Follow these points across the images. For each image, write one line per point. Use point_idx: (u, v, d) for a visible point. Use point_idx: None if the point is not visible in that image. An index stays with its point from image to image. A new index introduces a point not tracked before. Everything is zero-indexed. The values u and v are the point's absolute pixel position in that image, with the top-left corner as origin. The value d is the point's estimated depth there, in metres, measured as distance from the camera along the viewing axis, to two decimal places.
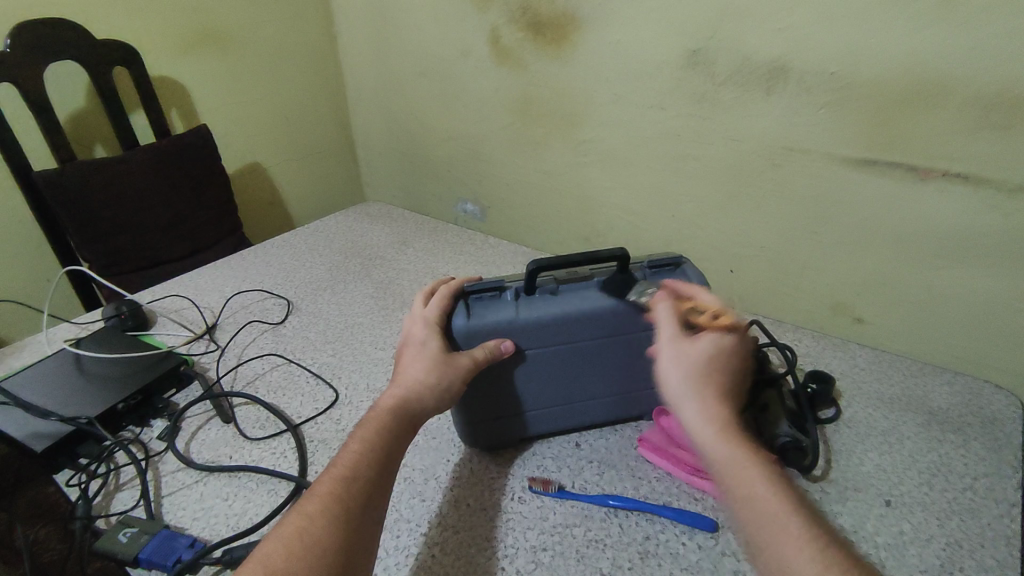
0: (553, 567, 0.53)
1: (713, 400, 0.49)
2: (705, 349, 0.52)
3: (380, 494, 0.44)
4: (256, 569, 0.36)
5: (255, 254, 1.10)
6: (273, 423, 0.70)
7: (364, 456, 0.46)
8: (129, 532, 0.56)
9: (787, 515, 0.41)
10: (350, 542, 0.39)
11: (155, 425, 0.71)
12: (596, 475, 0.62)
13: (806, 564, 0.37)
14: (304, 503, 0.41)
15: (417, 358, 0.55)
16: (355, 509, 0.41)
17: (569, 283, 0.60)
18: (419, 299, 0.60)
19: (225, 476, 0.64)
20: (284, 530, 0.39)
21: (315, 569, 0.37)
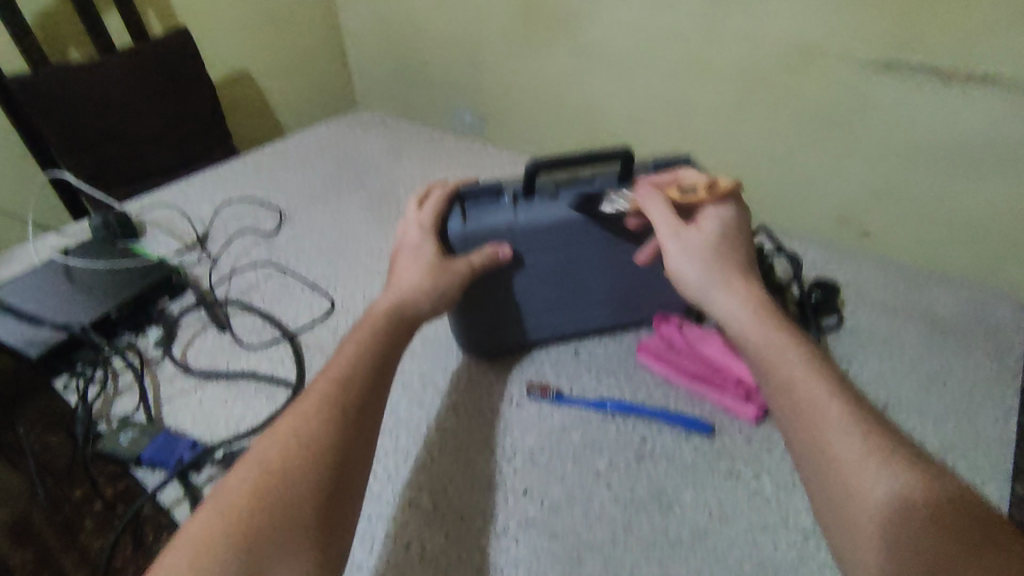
0: (551, 468, 0.53)
1: (736, 283, 0.51)
2: (706, 236, 0.53)
3: (377, 396, 0.43)
4: (251, 469, 0.36)
5: (244, 163, 1.05)
6: (270, 332, 0.70)
7: (360, 359, 0.45)
8: (129, 435, 0.56)
9: (824, 397, 0.42)
10: (347, 443, 0.39)
11: (150, 332, 0.70)
12: (595, 381, 0.61)
13: (843, 442, 0.39)
14: (299, 406, 0.40)
15: (413, 262, 0.54)
16: (352, 411, 0.40)
17: (570, 187, 0.57)
18: (412, 202, 0.58)
19: (223, 382, 0.64)
20: (280, 431, 0.38)
21: (315, 469, 0.36)
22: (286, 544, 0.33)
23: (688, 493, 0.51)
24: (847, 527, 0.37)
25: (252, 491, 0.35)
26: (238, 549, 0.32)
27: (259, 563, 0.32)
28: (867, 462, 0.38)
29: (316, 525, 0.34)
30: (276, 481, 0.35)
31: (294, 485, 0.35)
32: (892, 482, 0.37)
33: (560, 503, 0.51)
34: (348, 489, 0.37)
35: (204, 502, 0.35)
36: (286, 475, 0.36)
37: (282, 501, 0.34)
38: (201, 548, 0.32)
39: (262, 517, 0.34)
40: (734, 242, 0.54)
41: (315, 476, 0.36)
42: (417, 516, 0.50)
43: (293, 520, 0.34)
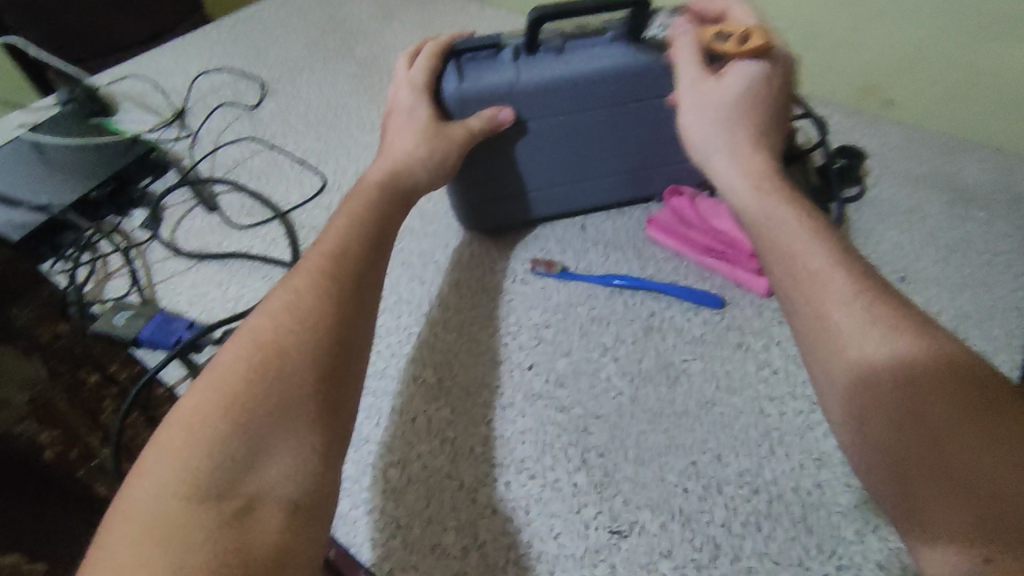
0: (556, 343, 0.52)
1: (743, 146, 0.47)
2: (734, 87, 0.47)
3: (374, 270, 0.41)
4: (246, 343, 0.34)
5: (218, 31, 0.96)
6: (261, 211, 0.66)
7: (354, 231, 0.42)
8: (124, 315, 0.55)
9: (824, 266, 0.39)
10: (347, 315, 0.37)
11: (135, 214, 0.67)
12: (601, 257, 0.59)
13: (850, 315, 0.37)
14: (293, 280, 0.38)
15: (407, 127, 0.50)
16: (349, 284, 0.38)
17: (577, 40, 0.51)
18: (403, 61, 0.52)
19: (216, 263, 0.61)
20: (274, 304, 0.36)
21: (310, 343, 0.34)
22: (290, 415, 0.32)
23: (696, 365, 0.50)
24: (846, 396, 0.36)
25: (248, 363, 0.33)
26: (240, 420, 0.31)
27: (263, 434, 0.31)
28: (869, 333, 0.36)
29: (319, 398, 0.33)
30: (273, 354, 0.33)
31: (292, 357, 0.33)
32: (893, 353, 0.35)
33: (566, 376, 0.50)
34: (350, 362, 0.36)
35: (201, 376, 0.33)
36: (284, 347, 0.34)
37: (283, 373, 0.33)
38: (200, 421, 0.31)
39: (262, 388, 0.32)
40: (771, 98, 0.48)
41: (315, 348, 0.34)
42: (422, 390, 0.50)
43: (295, 392, 0.33)
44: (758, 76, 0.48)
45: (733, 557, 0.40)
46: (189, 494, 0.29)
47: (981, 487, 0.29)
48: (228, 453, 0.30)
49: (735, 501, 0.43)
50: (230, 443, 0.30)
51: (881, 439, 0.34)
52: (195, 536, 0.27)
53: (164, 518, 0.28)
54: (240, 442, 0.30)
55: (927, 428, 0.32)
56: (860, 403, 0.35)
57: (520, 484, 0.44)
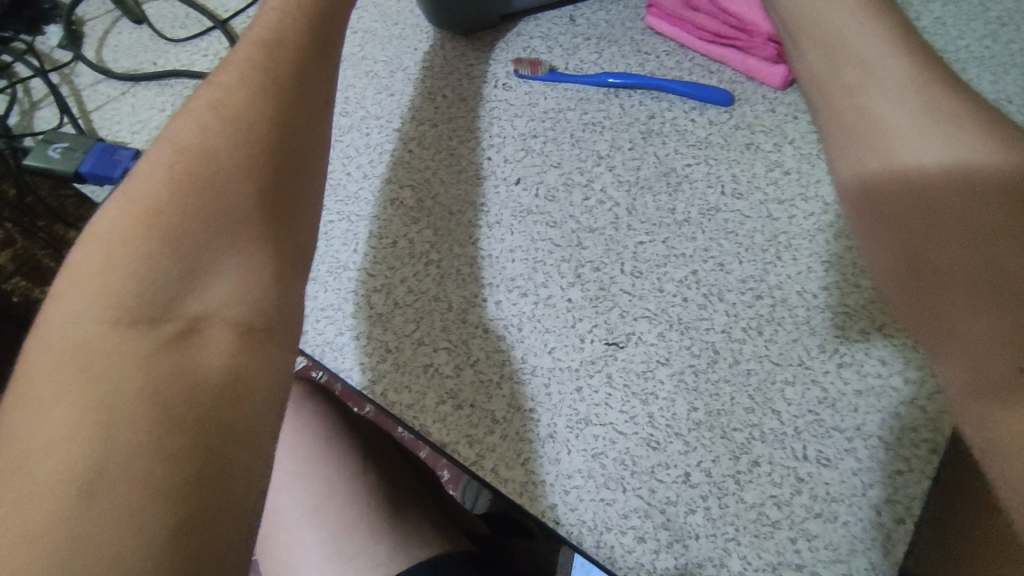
0: (545, 153, 0.47)
1: None
2: None
3: (319, 68, 0.35)
4: (167, 149, 0.30)
5: None
6: (196, 21, 0.57)
7: (295, 19, 0.35)
8: (59, 147, 0.49)
9: (870, 44, 0.33)
10: (287, 121, 0.32)
11: (51, 33, 0.58)
12: (595, 55, 0.51)
13: (885, 97, 0.32)
14: (219, 75, 0.32)
15: None
16: (288, 82, 0.32)
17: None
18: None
19: (155, 86, 0.54)
20: (197, 105, 0.31)
21: (245, 151, 0.30)
22: (226, 232, 0.29)
23: (699, 171, 0.46)
24: (862, 191, 0.32)
25: (170, 172, 0.29)
26: (169, 238, 0.28)
27: (196, 253, 0.28)
28: (908, 118, 0.30)
29: (260, 216, 0.30)
30: (197, 163, 0.29)
31: (222, 165, 0.29)
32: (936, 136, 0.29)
33: (556, 190, 0.46)
34: (295, 175, 0.32)
35: (120, 184, 0.29)
36: (211, 154, 0.29)
37: (212, 184, 0.29)
38: (114, 237, 0.27)
39: (189, 202, 0.28)
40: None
41: (250, 156, 0.30)
42: (401, 212, 0.46)
43: (228, 207, 0.29)
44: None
45: (732, 361, 0.39)
46: (116, 315, 0.26)
47: (984, 268, 0.27)
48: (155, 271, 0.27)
49: (735, 308, 0.41)
50: (157, 260, 0.27)
51: (893, 229, 0.30)
52: (128, 357, 0.26)
53: (84, 342, 0.26)
54: (168, 259, 0.27)
55: (953, 218, 0.28)
56: (880, 198, 0.31)
57: (510, 300, 0.42)
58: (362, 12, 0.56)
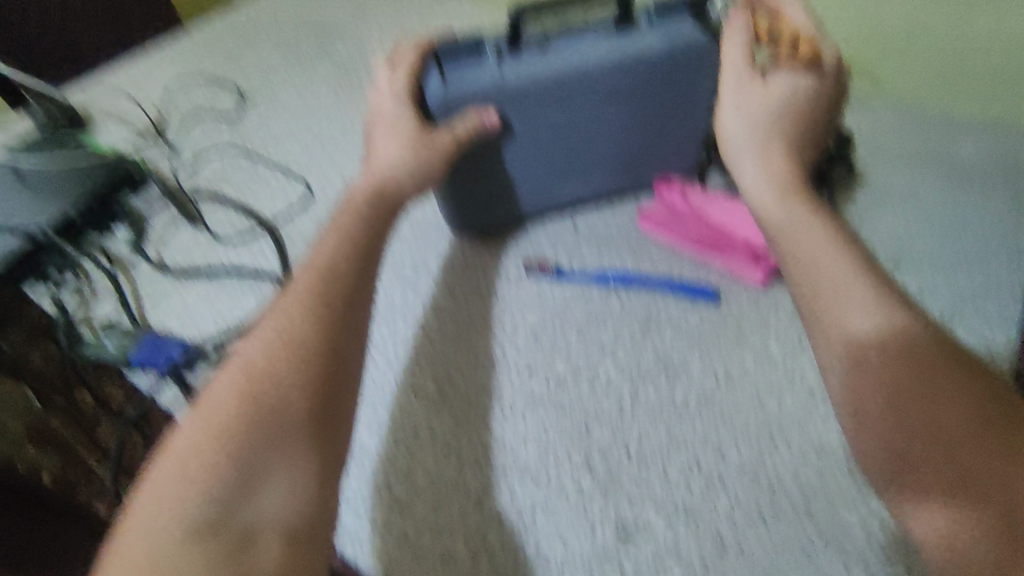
0: (554, 345, 0.52)
1: (775, 147, 0.43)
2: (781, 91, 0.44)
3: (365, 291, 0.41)
4: (234, 373, 0.34)
5: (192, 38, 0.93)
6: (246, 223, 0.65)
7: (345, 255, 0.42)
8: (113, 335, 0.54)
9: (831, 260, 0.37)
10: (338, 342, 0.37)
11: (118, 231, 0.65)
12: (595, 255, 0.58)
13: (855, 308, 0.35)
14: (282, 307, 0.38)
15: (391, 135, 0.49)
16: (340, 309, 0.39)
17: (559, 37, 0.50)
18: (380, 66, 0.51)
19: (205, 281, 0.60)
20: (263, 333, 0.36)
21: (301, 372, 0.35)
22: (281, 443, 0.32)
23: (696, 361, 0.50)
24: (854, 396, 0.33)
25: (237, 396, 0.33)
26: (235, 451, 0.31)
27: (253, 466, 0.31)
28: (876, 327, 0.34)
29: (310, 427, 0.33)
30: (262, 384, 0.34)
31: (283, 387, 0.34)
32: (904, 348, 0.32)
33: (566, 379, 0.50)
34: (341, 387, 0.36)
35: (193, 407, 0.34)
36: (274, 377, 0.34)
37: (273, 403, 0.33)
38: (184, 459, 0.30)
39: (251, 419, 0.32)
40: (829, 100, 0.45)
41: (307, 376, 0.35)
42: (423, 400, 0.50)
43: (287, 423, 0.33)
44: (805, 86, 0.45)
45: (739, 552, 0.40)
46: (178, 531, 0.29)
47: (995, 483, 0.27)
48: (218, 488, 0.30)
49: (738, 495, 0.43)
50: (221, 474, 0.30)
51: (890, 434, 0.31)
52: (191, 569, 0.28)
53: (154, 558, 0.28)
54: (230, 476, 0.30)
55: (946, 440, 0.29)
56: (871, 406, 0.32)
57: (523, 488, 0.44)
58: None
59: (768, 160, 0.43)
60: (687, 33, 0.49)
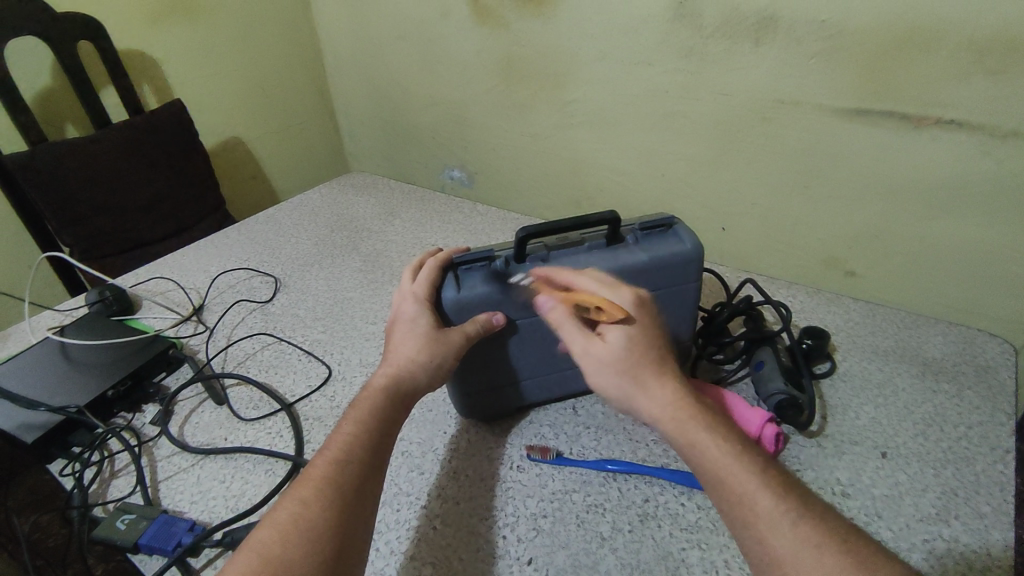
0: (555, 533, 0.53)
1: (653, 387, 0.50)
2: (618, 342, 0.52)
3: (373, 476, 0.45)
4: (247, 556, 0.38)
5: (239, 233, 1.07)
6: (267, 403, 0.70)
7: (356, 440, 0.46)
8: (127, 518, 0.56)
9: (752, 489, 0.41)
10: (344, 523, 0.40)
11: (147, 410, 0.70)
12: (594, 441, 0.62)
13: (780, 536, 0.39)
14: (296, 491, 0.41)
15: (409, 336, 0.54)
16: (350, 491, 0.42)
17: (558, 252, 0.58)
18: (404, 274, 0.59)
19: (221, 459, 0.63)
20: (279, 517, 0.40)
21: (311, 559, 0.37)
22: None
23: (695, 555, 0.51)
24: None
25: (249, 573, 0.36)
26: None
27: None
28: (802, 555, 0.38)
29: None
30: (273, 563, 0.37)
31: (293, 564, 0.37)
32: (803, 545, 0.38)
33: (566, 571, 0.50)
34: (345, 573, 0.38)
35: None
36: (285, 556, 0.37)
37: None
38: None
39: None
40: (646, 327, 0.53)
41: (315, 555, 0.38)
42: None
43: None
44: (632, 334, 0.53)
45: None
46: None
47: None
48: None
49: None
50: None
51: None
52: None
53: None
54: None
55: None
56: None
57: None
58: None
59: (656, 400, 0.49)
60: (671, 247, 0.58)
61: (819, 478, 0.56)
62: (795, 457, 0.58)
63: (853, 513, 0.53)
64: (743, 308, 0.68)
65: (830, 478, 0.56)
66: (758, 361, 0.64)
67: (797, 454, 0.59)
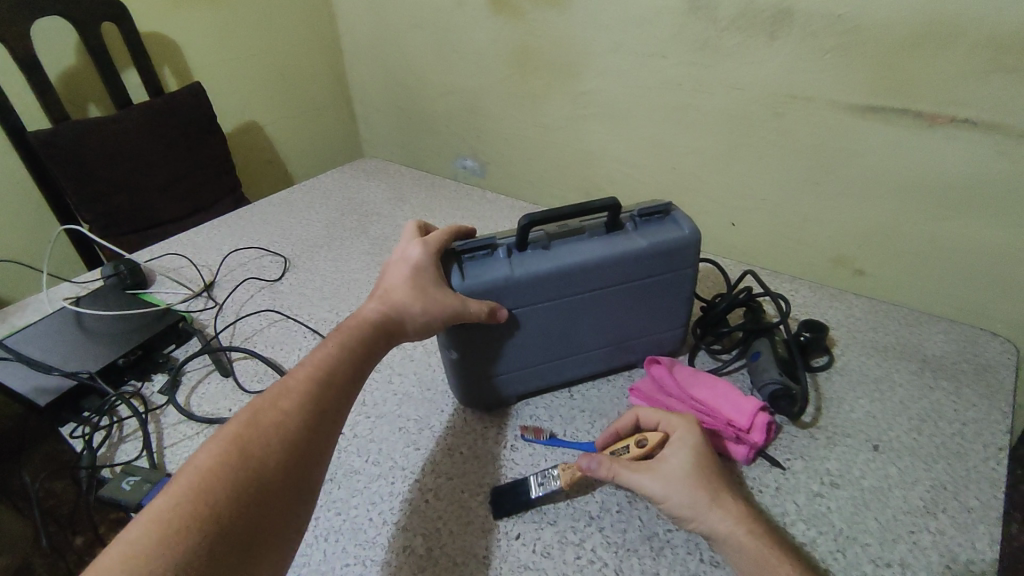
0: (543, 511, 0.54)
1: (724, 498, 0.47)
2: (682, 459, 0.49)
3: (345, 398, 0.48)
4: (226, 443, 0.41)
5: (252, 213, 1.09)
6: (271, 376, 0.72)
7: (335, 362, 0.50)
8: (132, 480, 0.58)
9: None
10: (315, 437, 0.44)
11: (156, 379, 0.72)
12: (588, 424, 0.63)
13: None
14: (280, 391, 0.46)
15: (406, 284, 0.55)
16: (327, 399, 0.47)
17: (560, 238, 0.59)
18: (403, 247, 0.60)
19: (224, 428, 0.65)
20: (261, 419, 0.43)
21: (289, 446, 0.42)
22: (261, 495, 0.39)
23: (680, 537, 0.51)
24: None
25: (229, 460, 0.40)
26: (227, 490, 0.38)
27: (239, 527, 0.37)
28: None
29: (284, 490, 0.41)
30: (251, 458, 0.40)
31: (273, 458, 0.41)
32: None
33: (552, 546, 0.51)
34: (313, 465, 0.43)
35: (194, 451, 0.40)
36: (267, 447, 0.42)
37: (261, 475, 0.40)
38: (172, 504, 0.36)
39: (240, 484, 0.39)
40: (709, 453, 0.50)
41: (293, 444, 0.43)
42: (410, 559, 0.51)
43: (271, 494, 0.40)
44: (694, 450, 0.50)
45: None
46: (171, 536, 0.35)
47: None
48: (201, 538, 0.35)
49: None
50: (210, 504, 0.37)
51: None
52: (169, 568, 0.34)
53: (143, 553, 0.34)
54: (224, 511, 0.37)
55: None
56: None
57: None
58: (404, 377, 0.70)
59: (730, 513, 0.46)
60: (668, 234, 0.59)
61: (809, 467, 0.57)
62: (786, 447, 0.59)
63: (839, 503, 0.54)
64: (743, 299, 0.68)
65: (820, 469, 0.57)
66: (754, 351, 0.65)
67: (789, 444, 0.59)
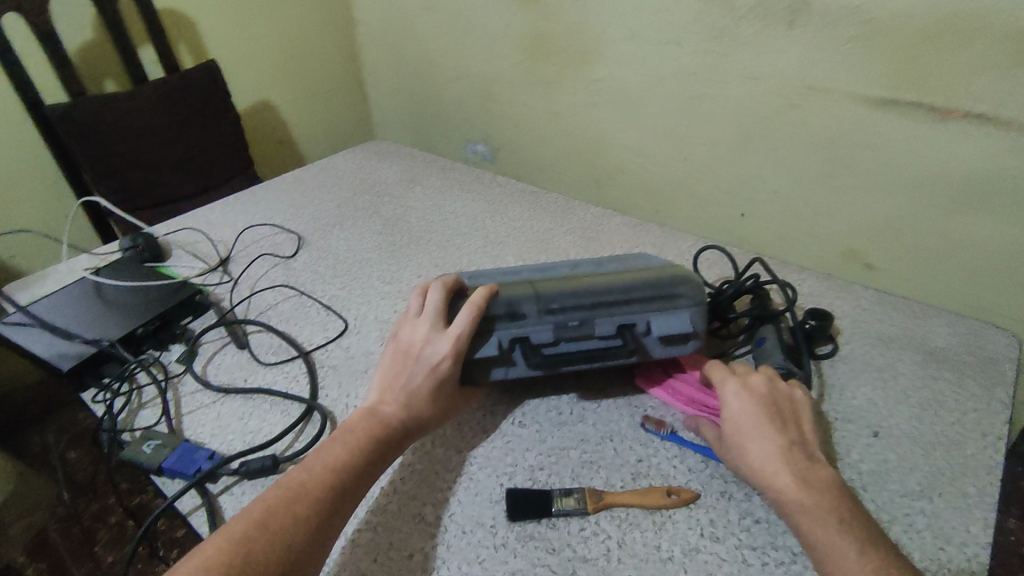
0: (549, 484, 0.56)
1: (766, 445, 0.51)
2: (731, 413, 0.54)
3: (354, 495, 0.50)
4: (230, 546, 0.43)
5: (266, 191, 1.10)
6: (285, 349, 0.73)
7: (349, 458, 0.51)
8: (152, 444, 0.60)
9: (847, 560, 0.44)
10: (314, 539, 0.46)
11: (173, 349, 0.74)
12: (594, 404, 0.64)
13: None
14: (285, 490, 0.48)
15: (428, 389, 0.56)
16: (331, 501, 0.48)
17: (567, 343, 0.60)
18: (428, 324, 0.58)
19: (240, 397, 0.67)
20: (269, 525, 0.45)
21: (284, 555, 0.44)
22: None
23: (681, 512, 0.53)
24: None
25: (229, 564, 0.42)
26: None
27: None
28: None
29: None
30: (250, 563, 0.43)
31: (268, 563, 0.43)
32: None
33: (557, 518, 0.53)
34: (308, 567, 0.45)
35: (193, 550, 0.43)
36: (263, 554, 0.43)
37: None
38: None
39: None
40: (764, 409, 0.53)
41: (289, 552, 0.44)
42: (420, 526, 0.53)
43: None
44: (743, 404, 0.53)
45: None
46: None
47: None
48: None
49: None
50: None
51: None
52: None
53: None
54: None
55: None
56: None
57: None
58: None
59: (773, 461, 0.50)
60: (677, 344, 0.60)
61: None
62: None
63: None
64: (750, 286, 0.70)
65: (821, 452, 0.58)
66: (760, 337, 0.67)
67: None
